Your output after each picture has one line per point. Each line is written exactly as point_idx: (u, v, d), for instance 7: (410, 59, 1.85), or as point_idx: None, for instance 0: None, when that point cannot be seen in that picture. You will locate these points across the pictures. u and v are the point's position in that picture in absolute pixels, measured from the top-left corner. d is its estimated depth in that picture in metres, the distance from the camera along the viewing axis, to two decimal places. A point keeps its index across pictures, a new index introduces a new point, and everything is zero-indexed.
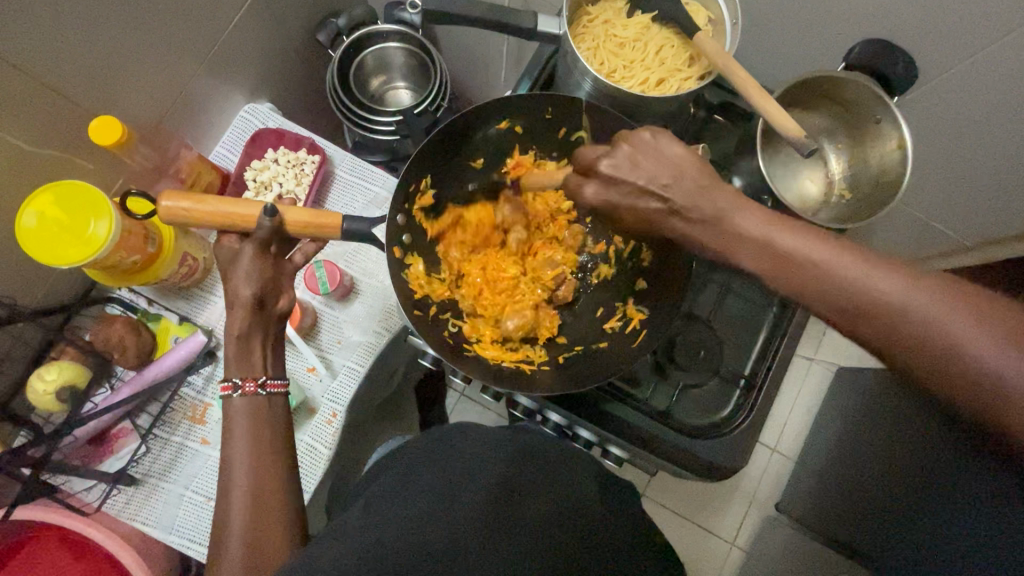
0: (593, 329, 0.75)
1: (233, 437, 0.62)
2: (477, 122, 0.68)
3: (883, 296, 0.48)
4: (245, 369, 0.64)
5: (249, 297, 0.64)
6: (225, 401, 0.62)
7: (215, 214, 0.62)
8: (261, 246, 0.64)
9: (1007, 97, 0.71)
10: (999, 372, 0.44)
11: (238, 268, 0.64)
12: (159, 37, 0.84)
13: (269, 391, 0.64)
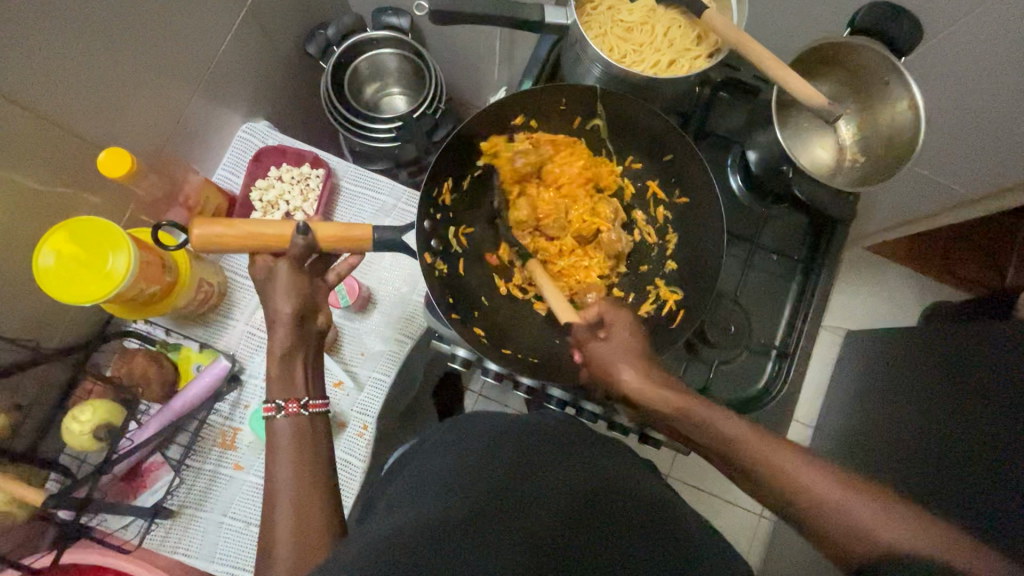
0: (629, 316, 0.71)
1: (277, 456, 0.60)
2: (491, 119, 0.68)
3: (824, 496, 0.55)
4: (286, 389, 0.63)
5: (288, 316, 0.63)
6: (268, 423, 0.61)
7: (248, 236, 0.60)
8: (296, 264, 0.64)
9: (1009, 47, 0.72)
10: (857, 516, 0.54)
11: (274, 288, 0.63)
12: (154, 60, 0.82)
13: (311, 411, 0.63)
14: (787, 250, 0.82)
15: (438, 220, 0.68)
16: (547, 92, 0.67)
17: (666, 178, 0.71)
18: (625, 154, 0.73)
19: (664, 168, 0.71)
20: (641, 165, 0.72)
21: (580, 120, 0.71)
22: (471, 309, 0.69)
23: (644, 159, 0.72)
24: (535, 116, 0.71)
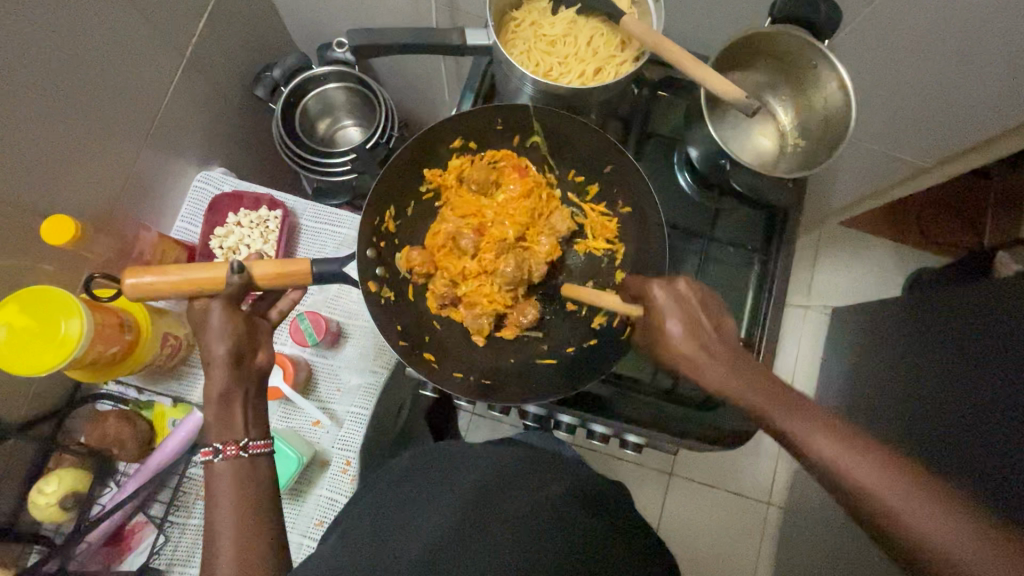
0: (582, 329, 0.70)
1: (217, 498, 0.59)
2: (427, 145, 0.68)
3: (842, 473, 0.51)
4: (227, 432, 0.61)
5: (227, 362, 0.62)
6: (207, 467, 0.59)
7: (181, 281, 0.60)
8: (231, 300, 0.63)
9: (929, 17, 0.73)
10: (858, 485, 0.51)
11: (216, 336, 0.62)
12: (94, 122, 0.82)
13: (252, 452, 0.61)
14: (744, 241, 0.81)
15: (382, 252, 0.68)
16: (478, 114, 0.67)
17: (608, 186, 0.71)
18: (566, 167, 0.72)
19: (608, 177, 0.70)
20: (583, 176, 0.72)
21: (519, 137, 0.71)
22: (422, 336, 0.68)
23: (585, 170, 0.71)
24: (472, 138, 0.70)
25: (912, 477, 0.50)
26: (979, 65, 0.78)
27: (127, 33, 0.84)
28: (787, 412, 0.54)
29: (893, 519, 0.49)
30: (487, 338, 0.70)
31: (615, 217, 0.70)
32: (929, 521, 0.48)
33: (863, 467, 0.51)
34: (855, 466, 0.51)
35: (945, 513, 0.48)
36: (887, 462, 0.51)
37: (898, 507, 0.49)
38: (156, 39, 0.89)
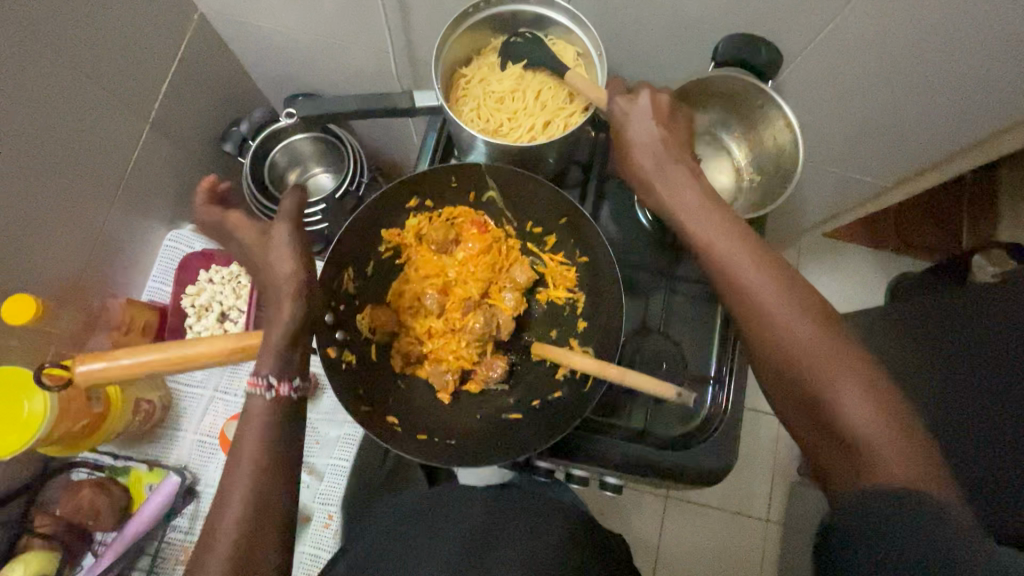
0: (549, 380, 0.70)
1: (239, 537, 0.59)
2: (383, 207, 0.68)
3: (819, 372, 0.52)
4: None
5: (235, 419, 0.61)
6: None
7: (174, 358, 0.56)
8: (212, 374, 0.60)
9: (869, 50, 0.76)
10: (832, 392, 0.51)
11: None
12: (58, 196, 0.83)
13: None
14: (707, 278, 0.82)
15: (343, 315, 0.68)
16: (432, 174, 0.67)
17: (565, 235, 0.72)
18: (524, 218, 0.73)
19: (564, 228, 0.71)
20: (541, 226, 0.73)
21: (474, 192, 0.71)
22: (386, 398, 0.67)
23: (542, 220, 0.72)
24: (428, 196, 0.71)
25: (859, 363, 0.52)
26: (925, 90, 0.80)
27: (88, 106, 0.84)
28: (743, 270, 0.58)
29: (836, 404, 0.51)
30: (453, 395, 0.70)
31: (574, 267, 0.71)
32: (843, 389, 0.51)
33: (847, 376, 0.51)
34: (800, 335, 0.54)
35: (861, 387, 0.51)
36: (832, 339, 0.54)
37: (825, 374, 0.52)
38: (118, 107, 0.90)
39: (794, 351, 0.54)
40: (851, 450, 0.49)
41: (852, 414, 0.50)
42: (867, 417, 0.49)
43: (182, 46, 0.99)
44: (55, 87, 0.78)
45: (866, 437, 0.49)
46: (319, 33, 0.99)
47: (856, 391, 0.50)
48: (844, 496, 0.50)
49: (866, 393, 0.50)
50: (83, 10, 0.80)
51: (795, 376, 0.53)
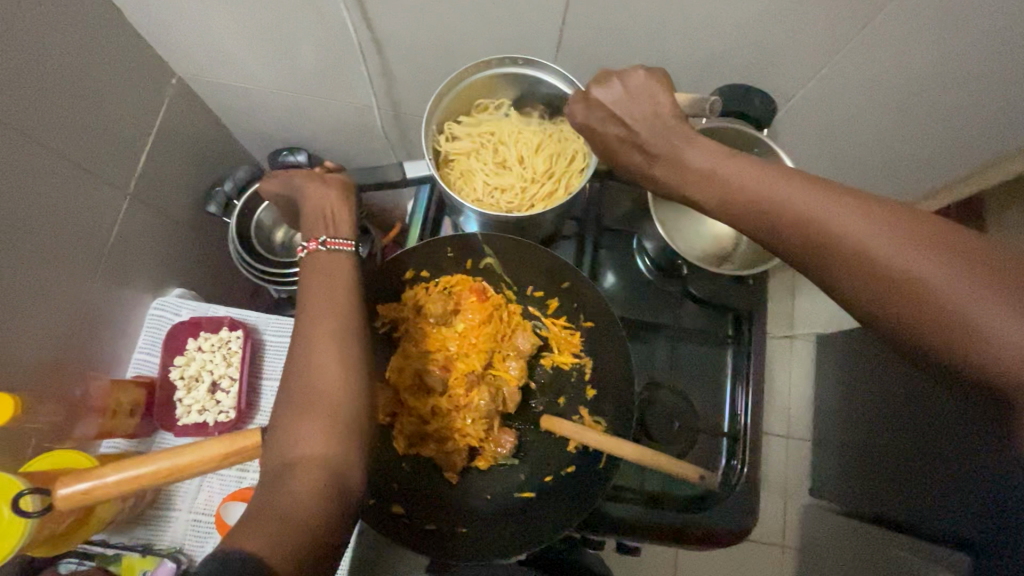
0: (559, 452, 0.67)
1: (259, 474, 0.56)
2: (379, 283, 0.66)
3: (892, 259, 0.43)
4: None
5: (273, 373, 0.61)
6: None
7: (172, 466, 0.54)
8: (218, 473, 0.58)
9: (860, 93, 0.76)
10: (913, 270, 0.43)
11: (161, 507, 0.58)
12: (31, 282, 0.79)
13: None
14: (713, 330, 0.80)
15: None
16: (428, 246, 0.66)
17: (568, 299, 0.70)
18: (524, 282, 0.71)
19: (566, 292, 0.69)
20: (542, 290, 0.71)
21: (471, 259, 0.69)
22: (390, 484, 0.64)
23: (543, 284, 0.70)
24: (424, 266, 0.69)
25: (917, 222, 0.44)
26: (918, 128, 0.79)
27: (61, 184, 0.81)
28: (765, 185, 0.49)
29: (909, 283, 0.43)
30: (461, 473, 0.67)
31: (578, 331, 0.69)
32: (924, 260, 0.43)
33: (920, 252, 0.43)
34: (850, 219, 0.46)
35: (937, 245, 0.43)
36: (883, 209, 0.46)
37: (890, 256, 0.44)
38: (94, 181, 0.87)
39: (850, 241, 0.45)
40: (957, 328, 0.41)
41: (947, 283, 0.42)
42: (961, 280, 0.41)
43: (161, 111, 0.97)
44: (25, 170, 0.75)
45: (968, 302, 0.41)
46: (302, 91, 0.98)
47: (934, 260, 0.42)
48: (986, 383, 0.41)
49: (953, 255, 0.42)
50: (54, 88, 0.77)
51: (861, 266, 0.45)
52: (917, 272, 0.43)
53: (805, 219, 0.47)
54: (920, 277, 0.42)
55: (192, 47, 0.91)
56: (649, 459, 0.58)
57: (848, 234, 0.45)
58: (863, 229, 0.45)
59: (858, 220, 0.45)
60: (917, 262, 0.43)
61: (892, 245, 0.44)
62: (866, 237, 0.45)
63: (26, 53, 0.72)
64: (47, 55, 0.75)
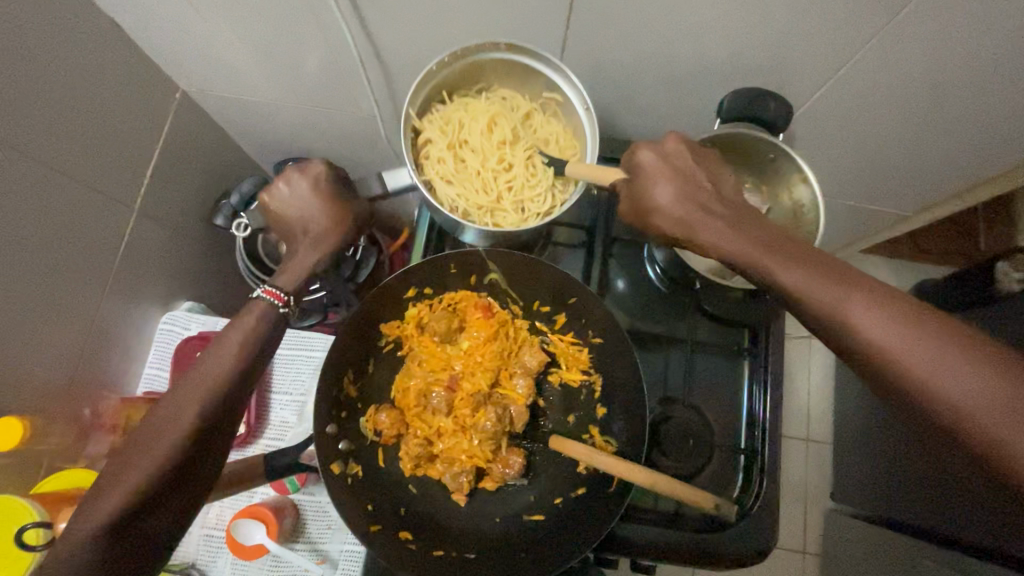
0: (568, 474, 0.65)
1: (155, 444, 0.59)
2: (381, 302, 0.65)
3: (910, 361, 0.46)
4: None
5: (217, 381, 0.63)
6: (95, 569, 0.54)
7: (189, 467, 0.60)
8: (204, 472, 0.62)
9: (880, 96, 0.72)
10: (934, 380, 0.45)
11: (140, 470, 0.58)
12: (39, 304, 0.79)
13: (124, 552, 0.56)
14: (728, 343, 0.77)
15: (344, 420, 0.64)
16: (430, 263, 0.64)
17: (575, 315, 0.67)
18: (530, 297, 0.69)
19: (572, 308, 0.67)
20: (549, 305, 0.69)
21: (475, 275, 0.68)
22: (396, 509, 0.63)
23: (549, 300, 0.68)
24: (427, 284, 0.67)
25: (940, 325, 0.47)
26: (945, 128, 0.75)
27: (67, 206, 0.81)
28: (797, 275, 0.53)
29: (927, 389, 0.46)
30: (468, 496, 0.65)
31: (587, 348, 0.67)
32: (943, 369, 0.45)
33: (941, 360, 0.45)
34: (873, 317, 0.49)
35: (978, 364, 0.44)
36: (911, 311, 0.48)
37: (915, 360, 0.46)
38: (100, 199, 0.87)
39: (879, 340, 0.48)
40: (980, 440, 0.44)
41: (965, 392, 0.44)
42: (983, 393, 0.43)
43: (166, 127, 0.97)
44: (30, 192, 0.75)
45: (989, 419, 0.43)
46: (306, 103, 0.97)
47: (954, 368, 0.45)
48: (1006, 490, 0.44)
49: (971, 364, 0.44)
50: (58, 111, 0.77)
51: (885, 366, 0.48)
52: (935, 380, 0.45)
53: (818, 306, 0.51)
54: (941, 386, 0.45)
55: (196, 62, 0.90)
56: (662, 484, 0.56)
57: (870, 333, 0.48)
58: (885, 327, 0.48)
59: (874, 317, 0.48)
60: (936, 368, 0.45)
61: (911, 345, 0.47)
62: (883, 335, 0.48)
63: (30, 80, 0.73)
64: (51, 80, 0.75)
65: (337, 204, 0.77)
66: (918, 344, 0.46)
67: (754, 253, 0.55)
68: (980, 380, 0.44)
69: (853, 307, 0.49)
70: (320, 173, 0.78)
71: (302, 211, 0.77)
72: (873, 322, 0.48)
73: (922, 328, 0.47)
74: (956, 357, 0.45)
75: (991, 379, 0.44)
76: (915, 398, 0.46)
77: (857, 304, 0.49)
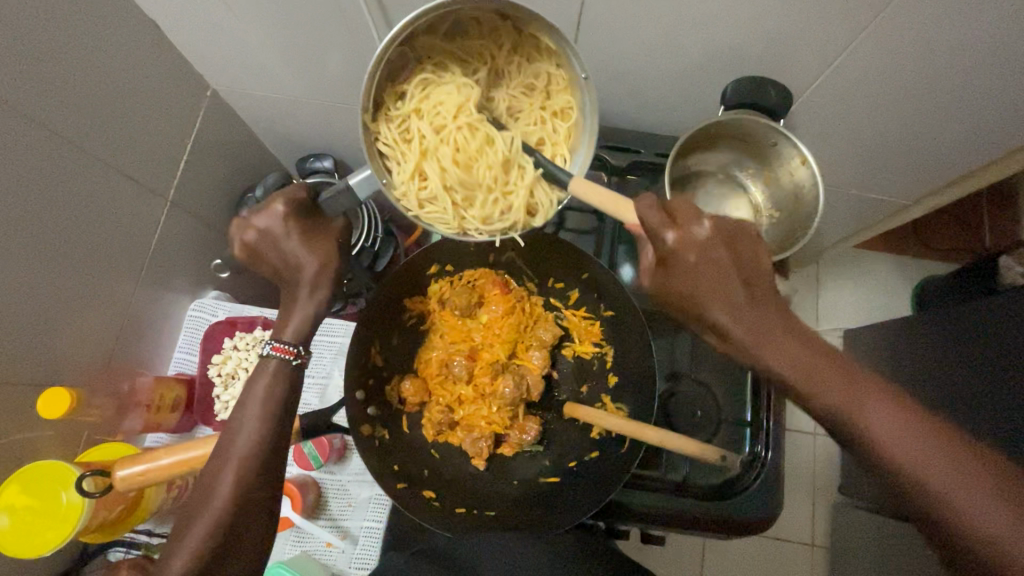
0: (582, 439, 0.69)
1: (203, 514, 0.62)
2: (405, 277, 0.69)
3: (904, 455, 0.55)
4: None
5: (248, 445, 0.64)
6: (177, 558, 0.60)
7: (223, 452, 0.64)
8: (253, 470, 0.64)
9: (876, 85, 0.76)
10: (922, 472, 0.54)
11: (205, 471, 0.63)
12: (84, 285, 0.84)
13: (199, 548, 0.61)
14: None
15: (371, 387, 0.68)
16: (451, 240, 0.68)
17: (588, 290, 0.72)
18: (544, 274, 0.73)
19: (584, 283, 0.71)
20: (563, 282, 0.73)
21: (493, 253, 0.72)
22: (419, 471, 0.67)
23: (563, 276, 0.72)
24: (448, 261, 0.71)
25: (927, 424, 0.56)
26: (940, 117, 0.79)
27: (110, 194, 0.86)
28: (812, 362, 0.58)
29: (919, 481, 0.55)
30: (488, 460, 0.69)
31: (599, 321, 0.72)
32: (933, 463, 0.54)
33: (930, 455, 0.54)
34: (877, 414, 0.56)
35: (951, 458, 0.54)
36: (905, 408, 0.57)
37: (900, 446, 0.55)
38: (137, 189, 0.92)
39: (884, 436, 0.56)
40: (951, 525, 0.54)
41: (946, 485, 0.54)
42: (963, 486, 0.53)
43: (198, 123, 1.02)
44: (78, 180, 0.81)
45: (967, 508, 0.53)
46: (329, 101, 1.02)
47: (942, 462, 0.54)
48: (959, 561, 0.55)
49: (952, 461, 0.54)
50: (105, 105, 0.83)
51: (884, 458, 0.56)
52: (922, 471, 0.54)
53: (825, 390, 0.57)
54: (926, 476, 0.54)
55: (228, 61, 0.95)
56: (672, 441, 0.59)
57: (875, 429, 0.56)
58: (877, 419, 0.56)
59: (874, 408, 0.56)
60: (928, 461, 0.54)
61: (902, 441, 0.55)
62: (882, 431, 0.56)
63: (82, 75, 0.78)
64: (100, 76, 0.81)
65: (314, 233, 0.69)
66: (910, 440, 0.55)
67: (775, 327, 0.59)
68: (960, 475, 0.54)
69: (853, 400, 0.57)
70: (282, 210, 0.67)
71: (283, 249, 0.68)
72: (875, 418, 0.56)
73: (912, 425, 0.56)
74: (940, 453, 0.54)
75: (965, 471, 0.54)
76: (906, 484, 0.55)
77: (856, 396, 0.57)
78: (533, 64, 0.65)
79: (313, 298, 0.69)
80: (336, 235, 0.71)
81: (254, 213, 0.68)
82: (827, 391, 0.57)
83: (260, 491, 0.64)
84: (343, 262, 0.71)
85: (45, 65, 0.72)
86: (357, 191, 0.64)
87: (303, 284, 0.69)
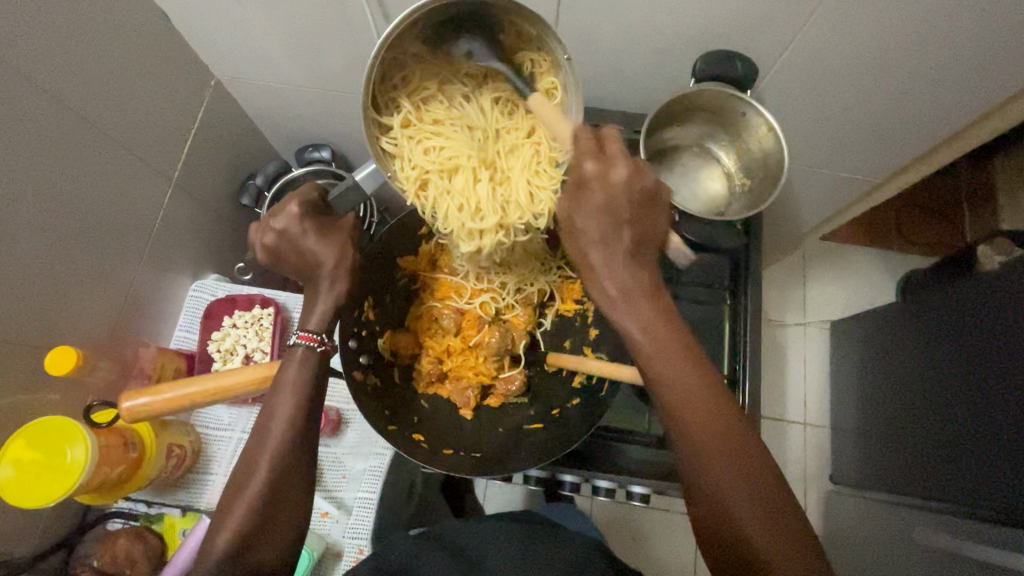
0: (563, 388, 0.74)
1: (244, 495, 0.61)
2: (397, 238, 0.76)
3: (722, 488, 0.54)
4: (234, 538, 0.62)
5: (283, 430, 0.63)
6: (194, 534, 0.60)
7: (218, 389, 0.62)
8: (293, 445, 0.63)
9: (836, 61, 0.82)
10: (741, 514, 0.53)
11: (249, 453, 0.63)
12: (89, 256, 0.88)
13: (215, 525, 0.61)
14: (712, 282, 0.86)
15: (365, 338, 0.74)
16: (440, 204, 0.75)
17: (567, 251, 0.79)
18: None
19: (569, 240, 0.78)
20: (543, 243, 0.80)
21: None
22: (410, 417, 0.73)
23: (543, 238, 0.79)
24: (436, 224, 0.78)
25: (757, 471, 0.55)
26: (897, 90, 0.84)
27: (117, 170, 0.91)
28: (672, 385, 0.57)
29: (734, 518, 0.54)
30: (474, 410, 0.75)
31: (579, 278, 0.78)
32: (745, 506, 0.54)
33: (748, 495, 0.54)
34: (710, 444, 0.55)
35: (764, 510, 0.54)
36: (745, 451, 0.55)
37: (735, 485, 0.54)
38: (143, 167, 0.97)
39: (714, 470, 0.54)
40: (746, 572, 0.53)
41: (749, 531, 0.53)
42: (770, 537, 0.53)
43: (201, 109, 1.07)
44: (89, 155, 0.85)
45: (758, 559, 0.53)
46: (326, 89, 1.06)
47: (750, 507, 0.54)
48: None
49: (762, 511, 0.54)
50: (116, 85, 0.88)
51: (706, 487, 0.55)
52: (737, 509, 0.54)
53: (674, 401, 0.56)
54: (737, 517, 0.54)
55: (230, 50, 1.01)
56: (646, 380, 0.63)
57: (707, 456, 0.55)
58: (713, 448, 0.55)
59: (713, 437, 0.55)
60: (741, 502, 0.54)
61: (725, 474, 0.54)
62: (711, 460, 0.55)
63: (96, 55, 0.83)
64: (112, 56, 0.86)
65: (328, 229, 0.68)
66: (733, 477, 0.54)
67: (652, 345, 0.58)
68: (762, 524, 0.53)
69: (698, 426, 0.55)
70: (296, 212, 0.67)
71: (303, 253, 0.67)
72: (715, 449, 0.55)
73: (748, 462, 0.55)
74: (758, 501, 0.54)
75: (771, 522, 0.54)
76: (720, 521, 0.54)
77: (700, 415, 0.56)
78: (514, 54, 0.67)
79: (333, 291, 0.67)
80: (349, 229, 0.70)
81: (271, 217, 0.68)
82: (677, 402, 0.56)
83: (298, 469, 0.64)
84: (360, 256, 0.70)
85: (59, 43, 0.77)
86: (363, 186, 0.67)
87: (324, 277, 0.67)
